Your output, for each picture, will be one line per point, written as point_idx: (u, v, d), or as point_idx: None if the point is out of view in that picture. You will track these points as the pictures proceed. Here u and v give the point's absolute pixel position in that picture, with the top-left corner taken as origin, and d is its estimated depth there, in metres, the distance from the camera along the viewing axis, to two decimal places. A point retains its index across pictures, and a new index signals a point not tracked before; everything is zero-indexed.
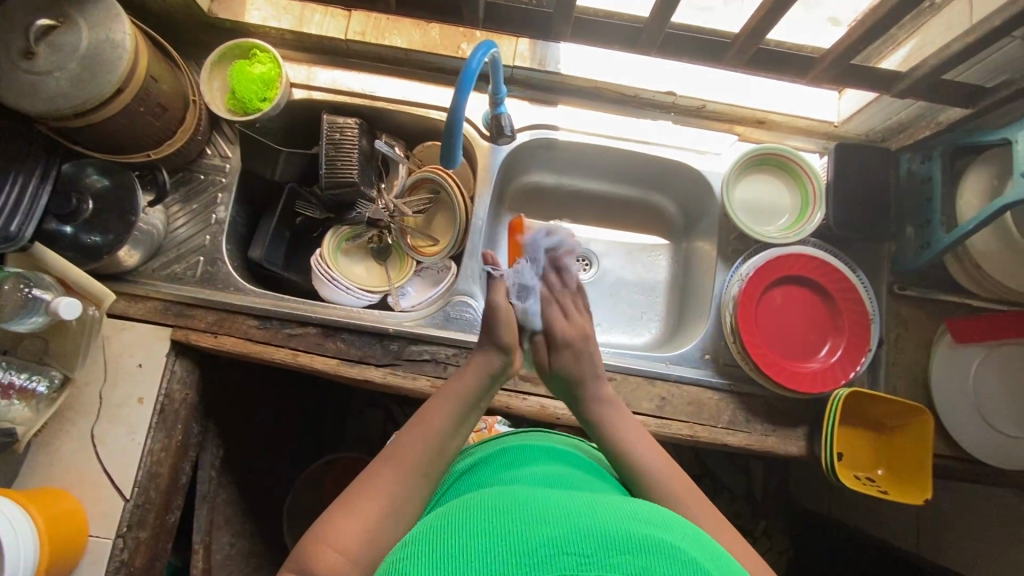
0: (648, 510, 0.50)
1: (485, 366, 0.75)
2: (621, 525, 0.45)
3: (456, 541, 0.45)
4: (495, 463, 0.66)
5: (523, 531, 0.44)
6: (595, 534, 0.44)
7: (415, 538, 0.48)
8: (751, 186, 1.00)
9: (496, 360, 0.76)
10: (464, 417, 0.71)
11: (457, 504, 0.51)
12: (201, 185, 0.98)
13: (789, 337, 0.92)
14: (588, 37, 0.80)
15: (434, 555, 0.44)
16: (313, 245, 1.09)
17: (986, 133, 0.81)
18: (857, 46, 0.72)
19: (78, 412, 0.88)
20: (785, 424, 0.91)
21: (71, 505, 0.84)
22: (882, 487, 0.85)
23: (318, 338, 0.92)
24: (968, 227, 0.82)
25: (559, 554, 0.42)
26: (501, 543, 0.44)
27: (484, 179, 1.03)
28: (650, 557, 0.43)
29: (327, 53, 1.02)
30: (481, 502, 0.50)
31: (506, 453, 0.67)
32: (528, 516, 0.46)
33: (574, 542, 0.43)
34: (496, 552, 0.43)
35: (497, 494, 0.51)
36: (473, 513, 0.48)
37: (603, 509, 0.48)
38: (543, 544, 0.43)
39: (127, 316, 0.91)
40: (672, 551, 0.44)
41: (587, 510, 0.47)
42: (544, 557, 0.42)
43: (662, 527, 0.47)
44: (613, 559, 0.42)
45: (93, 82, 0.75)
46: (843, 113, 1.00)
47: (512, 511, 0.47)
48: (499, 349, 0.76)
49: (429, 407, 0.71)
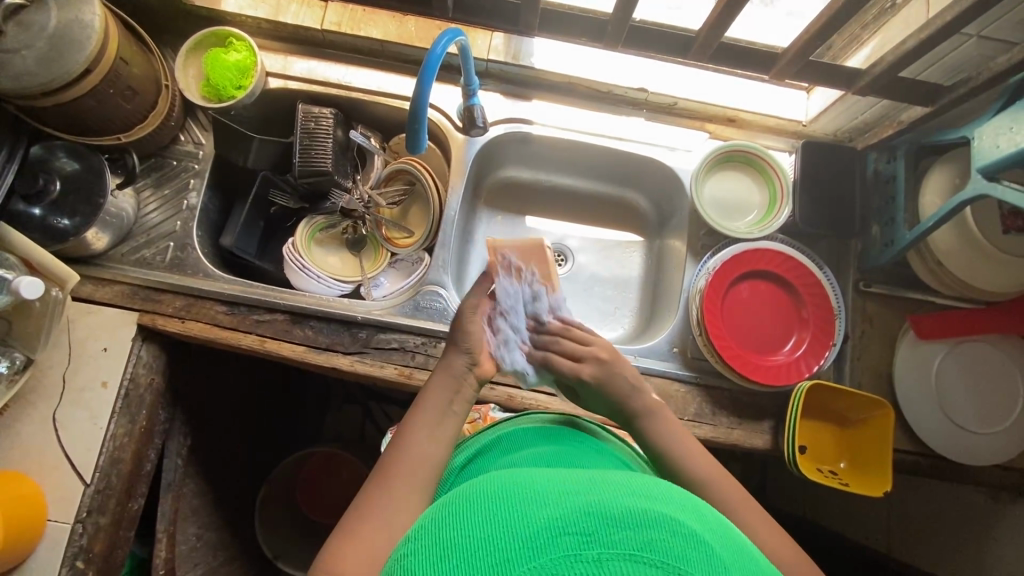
0: (651, 487, 0.48)
1: (453, 367, 0.72)
2: (621, 500, 0.44)
3: (458, 537, 0.43)
4: (491, 453, 0.68)
5: (522, 518, 0.43)
6: (595, 511, 0.42)
7: (421, 533, 0.47)
8: (722, 183, 1.01)
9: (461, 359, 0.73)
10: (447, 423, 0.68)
11: (458, 498, 0.50)
12: (173, 171, 0.99)
13: (756, 332, 0.93)
14: (557, 29, 0.82)
15: (434, 556, 0.42)
16: (287, 235, 1.09)
17: (946, 132, 0.83)
18: (816, 41, 0.74)
19: (40, 395, 0.87)
20: (751, 417, 0.92)
21: (31, 489, 0.82)
22: (844, 480, 0.85)
23: (286, 324, 0.92)
24: (926, 226, 0.84)
25: (560, 535, 0.40)
26: (500, 533, 0.42)
27: (458, 172, 1.03)
28: (653, 530, 0.41)
29: (304, 44, 1.03)
30: (480, 494, 0.48)
31: (502, 441, 0.69)
32: (526, 503, 0.45)
33: (574, 520, 0.41)
34: (497, 543, 0.41)
35: (498, 483, 0.50)
36: (473, 506, 0.47)
37: (606, 487, 0.46)
38: (542, 528, 0.41)
39: (93, 300, 0.91)
40: (674, 525, 0.42)
41: (585, 490, 0.45)
42: (544, 540, 0.40)
43: (664, 503, 0.45)
44: (613, 535, 0.40)
45: (61, 61, 0.75)
46: (811, 113, 1.01)
47: (511, 500, 0.46)
48: (464, 350, 0.73)
49: (410, 420, 0.67)
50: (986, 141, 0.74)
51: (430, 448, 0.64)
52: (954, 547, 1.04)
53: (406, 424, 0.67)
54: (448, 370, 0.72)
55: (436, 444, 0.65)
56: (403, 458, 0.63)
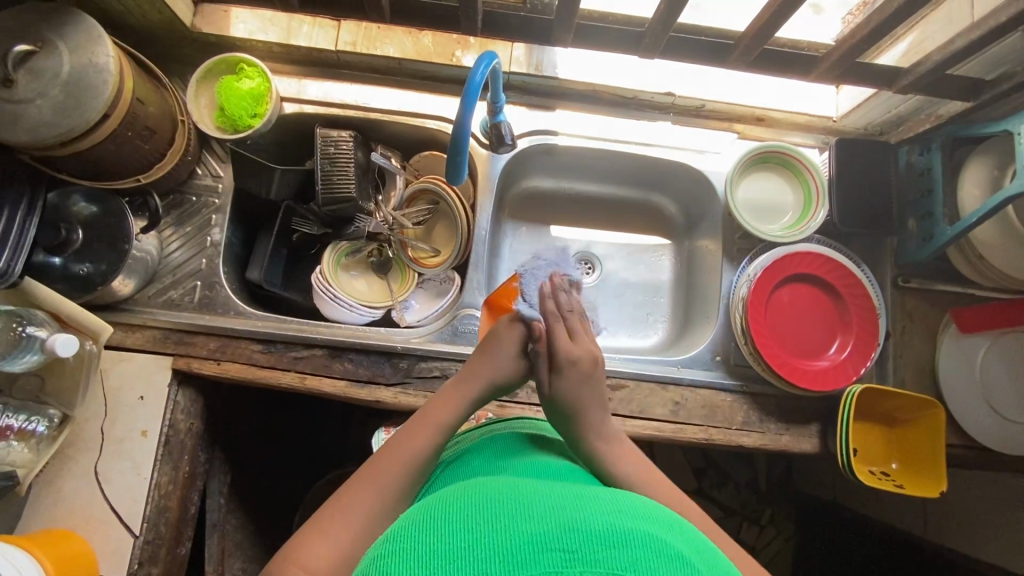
0: (640, 507, 0.47)
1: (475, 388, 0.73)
2: (609, 518, 0.43)
3: (439, 534, 0.42)
4: (486, 451, 0.65)
5: (507, 526, 0.42)
6: (579, 529, 0.41)
7: (397, 533, 0.45)
8: (754, 185, 1.00)
9: (486, 382, 0.74)
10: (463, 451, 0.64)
11: (440, 504, 0.48)
12: (193, 208, 0.96)
13: (798, 336, 0.93)
14: (589, 42, 0.79)
15: (412, 548, 0.41)
16: (313, 262, 1.06)
17: (988, 125, 0.82)
18: (861, 46, 0.72)
19: (79, 449, 0.85)
20: (798, 421, 0.92)
21: (80, 546, 0.81)
22: (897, 481, 0.85)
23: (325, 359, 0.90)
24: (968, 222, 0.83)
25: (542, 551, 0.40)
26: (480, 537, 0.41)
27: (484, 188, 1.01)
28: (638, 550, 0.40)
29: (316, 65, 0.99)
30: (467, 499, 0.47)
31: (497, 440, 0.67)
32: (512, 513, 0.44)
33: (557, 535, 0.41)
34: (476, 548, 0.40)
35: (485, 491, 0.49)
36: (458, 511, 0.45)
37: (592, 504, 0.45)
38: (525, 541, 0.40)
39: (124, 346, 0.89)
40: (660, 544, 0.41)
41: (576, 507, 0.45)
42: (526, 555, 0.39)
43: (652, 522, 0.45)
44: (596, 554, 0.39)
45: (79, 109, 0.72)
46: (842, 108, 0.99)
47: (501, 507, 0.45)
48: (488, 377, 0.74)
49: (420, 416, 0.68)
50: None
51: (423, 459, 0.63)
52: (996, 531, 1.06)
53: (412, 418, 0.68)
54: (472, 386, 0.73)
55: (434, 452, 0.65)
56: (398, 454, 0.62)
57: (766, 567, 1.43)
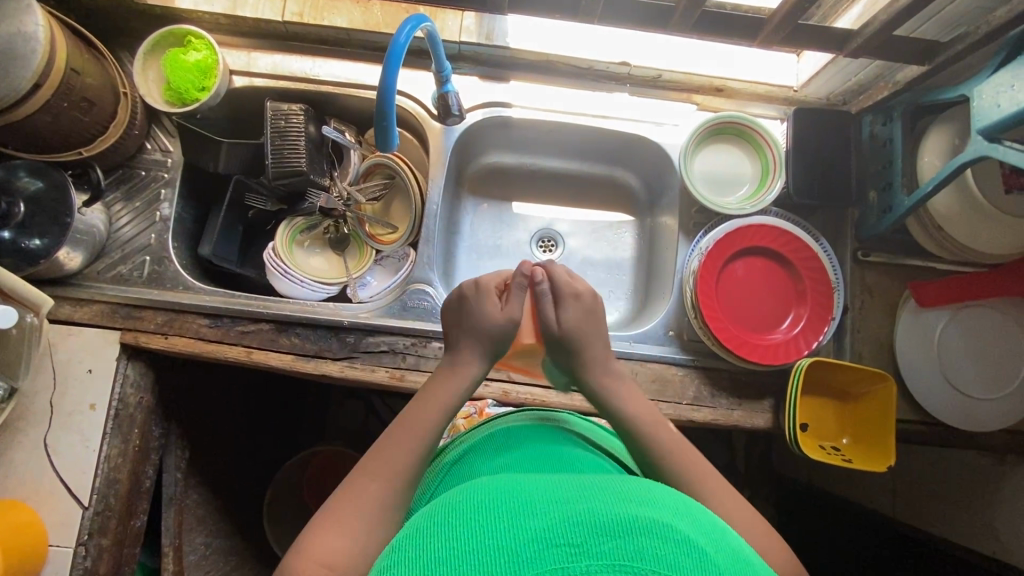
0: (644, 492, 0.46)
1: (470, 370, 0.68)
2: (613, 507, 0.42)
3: (435, 542, 0.41)
4: (485, 451, 0.65)
5: (508, 529, 0.40)
6: (584, 521, 0.40)
7: (400, 545, 0.43)
8: (711, 157, 0.98)
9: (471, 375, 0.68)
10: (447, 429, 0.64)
11: (442, 509, 0.46)
12: (142, 182, 0.95)
13: (752, 311, 0.91)
14: (526, 7, 0.76)
15: (410, 560, 0.39)
16: (267, 238, 1.06)
17: (945, 91, 0.79)
18: (803, 4, 0.69)
19: (29, 422, 0.86)
20: (751, 397, 0.90)
21: (29, 518, 0.82)
22: (847, 456, 0.84)
23: (272, 333, 0.90)
24: (925, 190, 0.80)
25: (549, 547, 0.38)
26: (481, 543, 0.39)
27: (437, 162, 0.99)
28: (643, 537, 0.39)
29: (266, 37, 0.98)
30: (463, 504, 0.46)
31: (497, 437, 0.67)
32: (513, 513, 0.42)
33: (562, 532, 0.39)
34: (479, 552, 0.39)
35: (486, 490, 0.47)
36: (459, 514, 0.44)
37: (595, 494, 0.44)
38: (530, 542, 0.39)
39: (73, 320, 0.89)
40: (668, 531, 0.40)
41: (577, 499, 0.43)
42: (535, 554, 0.38)
43: (655, 508, 0.43)
44: (603, 545, 0.38)
45: (6, 78, 0.72)
46: (802, 77, 0.97)
47: (500, 508, 0.43)
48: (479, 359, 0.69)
49: (462, 355, 0.69)
50: (986, 100, 0.69)
51: (457, 400, 0.66)
52: (961, 509, 1.04)
53: (456, 361, 0.69)
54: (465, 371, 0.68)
55: (468, 390, 0.67)
56: (435, 395, 0.65)
57: None
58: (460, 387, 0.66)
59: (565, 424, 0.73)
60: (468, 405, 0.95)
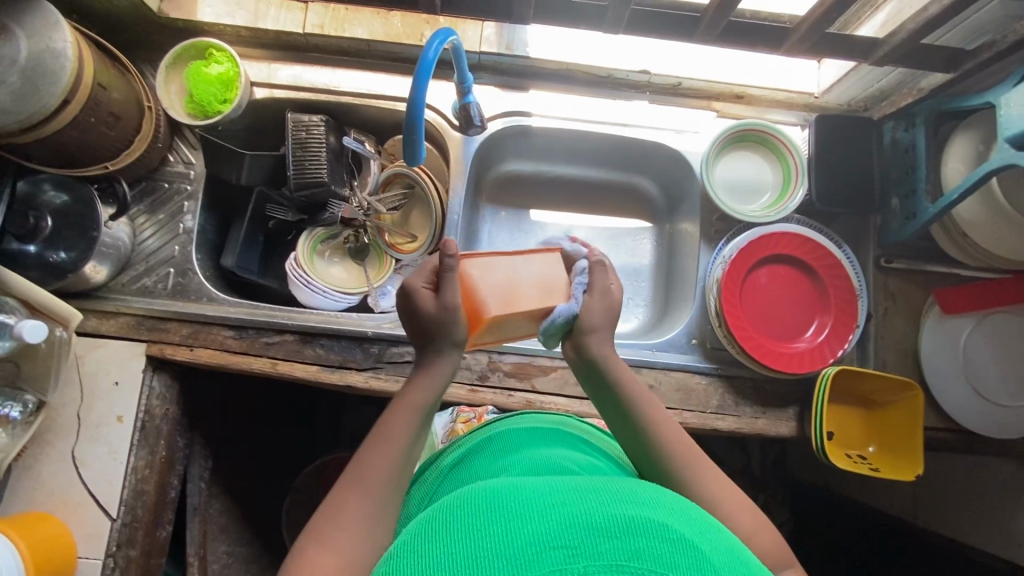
0: (638, 489, 0.47)
1: (440, 371, 0.64)
2: (609, 506, 0.43)
3: (438, 542, 0.42)
4: (481, 454, 0.65)
5: (508, 528, 0.41)
6: (581, 522, 0.41)
7: (399, 549, 0.44)
8: (732, 165, 0.98)
9: (441, 378, 0.64)
10: (423, 432, 0.62)
11: (441, 509, 0.47)
12: (165, 195, 0.96)
13: (775, 319, 0.91)
14: (551, 18, 0.77)
15: (413, 560, 0.41)
16: (288, 249, 1.06)
17: (969, 98, 0.78)
18: (830, 15, 0.69)
19: (57, 434, 0.86)
20: (775, 405, 0.90)
21: (56, 530, 0.82)
22: (873, 465, 0.84)
23: (296, 345, 0.91)
24: (951, 198, 0.80)
25: (547, 548, 0.39)
26: (481, 544, 0.40)
27: (457, 172, 0.99)
28: (640, 538, 0.40)
29: (286, 49, 0.98)
30: (462, 501, 0.46)
31: (494, 441, 0.67)
32: (512, 512, 0.43)
33: (559, 533, 0.40)
34: (478, 554, 0.39)
35: (483, 489, 0.48)
36: (457, 513, 0.44)
37: (592, 493, 0.45)
38: (529, 542, 0.40)
39: (99, 333, 0.89)
40: (664, 531, 0.41)
41: (576, 498, 0.44)
42: (533, 554, 0.39)
43: (651, 507, 0.44)
44: (599, 547, 0.39)
45: (37, 95, 0.72)
46: (823, 84, 0.97)
47: (500, 506, 0.44)
48: (450, 355, 0.64)
49: (431, 355, 0.64)
50: (1014, 108, 0.69)
51: (429, 402, 0.62)
52: (985, 515, 1.04)
53: (425, 363, 0.64)
54: (437, 373, 0.63)
55: (442, 392, 0.64)
56: (407, 399, 0.62)
57: None
58: (430, 389, 0.63)
59: (560, 425, 0.73)
60: (467, 410, 0.96)
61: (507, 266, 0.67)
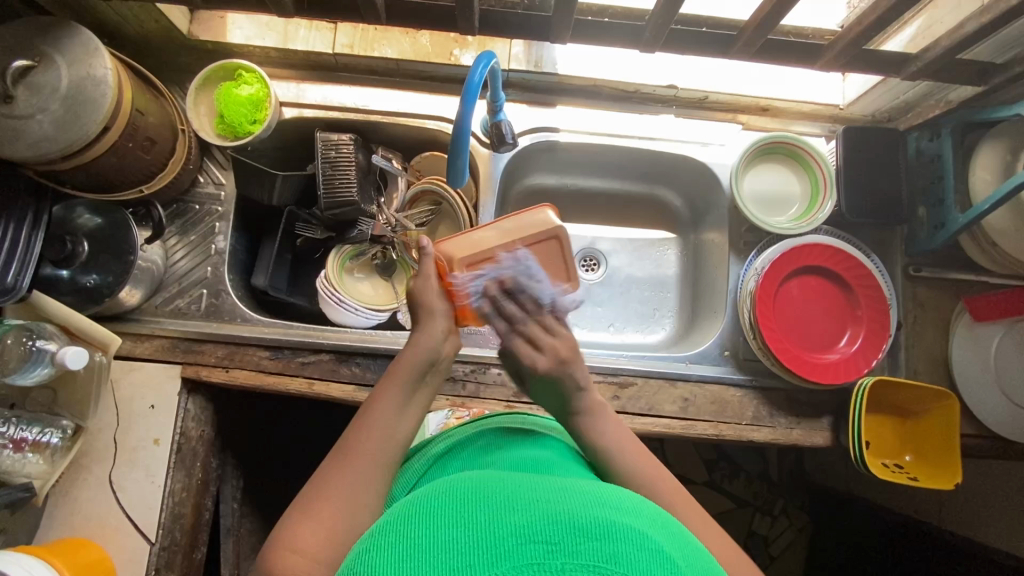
0: (623, 496, 0.45)
1: (427, 335, 0.66)
2: (594, 506, 0.41)
3: (415, 526, 0.40)
4: (471, 447, 0.63)
5: (487, 519, 0.39)
6: (563, 518, 0.39)
7: (376, 529, 0.42)
8: (760, 177, 0.99)
9: (427, 343, 0.65)
10: (411, 398, 0.64)
11: (421, 495, 0.45)
12: (197, 216, 0.96)
13: (808, 329, 0.92)
14: (589, 37, 0.77)
15: (389, 545, 0.39)
16: (318, 266, 1.07)
17: (998, 110, 0.80)
18: (867, 34, 0.70)
19: (94, 458, 0.86)
20: (810, 415, 0.91)
21: (98, 555, 0.81)
22: (911, 474, 0.84)
23: (332, 364, 0.91)
24: (981, 209, 0.81)
25: (526, 542, 0.37)
26: (457, 533, 0.39)
27: (487, 188, 1.00)
28: (621, 543, 0.38)
29: (315, 69, 0.99)
30: (444, 488, 0.45)
31: (484, 436, 0.65)
32: (494, 502, 0.41)
33: (540, 527, 0.38)
34: (457, 544, 0.38)
35: (466, 480, 0.46)
36: (438, 500, 0.43)
37: (578, 493, 0.43)
38: (510, 533, 0.38)
39: (134, 356, 0.89)
40: (644, 540, 0.39)
41: (558, 493, 0.42)
42: (510, 547, 0.37)
43: (635, 515, 0.42)
44: (578, 545, 0.37)
45: (78, 122, 0.72)
46: (849, 96, 0.98)
47: (481, 495, 0.42)
48: (431, 319, 0.67)
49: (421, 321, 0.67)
50: None
51: (423, 364, 0.64)
52: (1015, 520, 1.04)
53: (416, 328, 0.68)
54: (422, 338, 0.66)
55: (433, 356, 0.65)
56: (403, 364, 0.65)
57: (781, 557, 1.43)
58: (425, 349, 0.65)
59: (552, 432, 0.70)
60: None
61: (483, 238, 0.68)
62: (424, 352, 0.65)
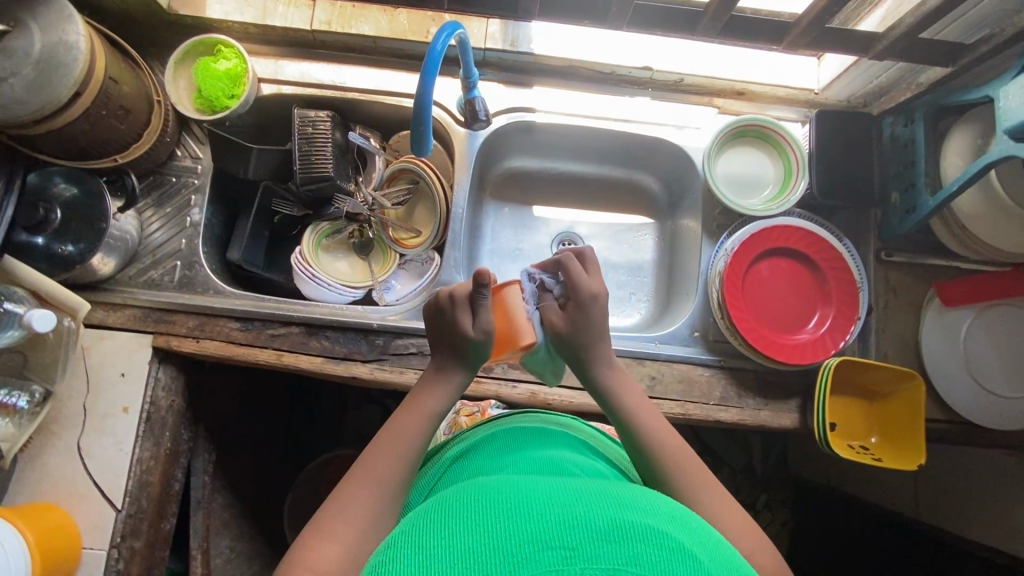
0: (644, 496, 0.45)
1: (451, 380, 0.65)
2: (610, 510, 0.40)
3: (431, 535, 0.40)
4: (486, 450, 0.62)
5: (503, 526, 0.39)
6: (578, 523, 0.39)
7: (394, 540, 0.42)
8: (733, 159, 0.99)
9: (451, 390, 0.65)
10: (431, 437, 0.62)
11: (439, 505, 0.45)
12: (173, 188, 0.97)
13: (778, 312, 0.92)
14: (555, 12, 0.78)
15: (405, 553, 0.39)
16: (293, 243, 1.07)
17: (968, 92, 0.79)
18: (830, 9, 0.70)
19: (63, 425, 0.87)
20: (778, 397, 0.91)
21: (62, 519, 0.82)
22: (876, 455, 0.84)
23: (302, 336, 0.91)
24: (949, 191, 0.80)
25: (542, 549, 0.37)
26: (474, 541, 0.39)
27: (461, 166, 1.00)
28: (639, 544, 0.37)
29: (294, 46, 1.00)
30: (460, 498, 0.45)
31: (497, 438, 0.63)
32: (510, 508, 0.41)
33: (557, 534, 0.38)
34: (472, 550, 0.38)
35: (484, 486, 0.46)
36: (455, 509, 0.43)
37: (593, 497, 0.43)
38: (528, 540, 0.38)
39: (105, 325, 0.90)
40: (664, 538, 0.38)
41: (574, 498, 0.42)
42: (528, 553, 0.37)
43: (654, 514, 0.42)
44: (598, 551, 0.37)
45: (49, 87, 0.73)
46: (824, 80, 0.98)
47: (501, 504, 0.42)
48: (462, 365, 0.66)
49: (447, 362, 0.66)
50: (1012, 101, 0.69)
51: (441, 411, 0.64)
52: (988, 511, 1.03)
53: (439, 369, 0.66)
54: (448, 382, 0.65)
55: (451, 400, 0.65)
56: (422, 403, 0.63)
57: None
58: (443, 397, 0.64)
59: (563, 425, 0.69)
60: (470, 405, 0.99)
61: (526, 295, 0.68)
62: (447, 400, 0.64)
